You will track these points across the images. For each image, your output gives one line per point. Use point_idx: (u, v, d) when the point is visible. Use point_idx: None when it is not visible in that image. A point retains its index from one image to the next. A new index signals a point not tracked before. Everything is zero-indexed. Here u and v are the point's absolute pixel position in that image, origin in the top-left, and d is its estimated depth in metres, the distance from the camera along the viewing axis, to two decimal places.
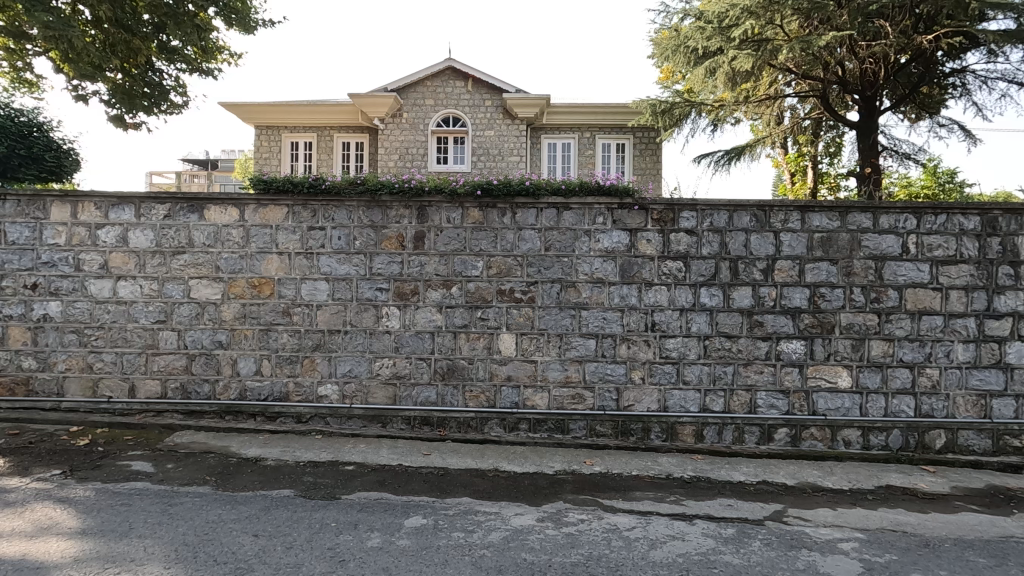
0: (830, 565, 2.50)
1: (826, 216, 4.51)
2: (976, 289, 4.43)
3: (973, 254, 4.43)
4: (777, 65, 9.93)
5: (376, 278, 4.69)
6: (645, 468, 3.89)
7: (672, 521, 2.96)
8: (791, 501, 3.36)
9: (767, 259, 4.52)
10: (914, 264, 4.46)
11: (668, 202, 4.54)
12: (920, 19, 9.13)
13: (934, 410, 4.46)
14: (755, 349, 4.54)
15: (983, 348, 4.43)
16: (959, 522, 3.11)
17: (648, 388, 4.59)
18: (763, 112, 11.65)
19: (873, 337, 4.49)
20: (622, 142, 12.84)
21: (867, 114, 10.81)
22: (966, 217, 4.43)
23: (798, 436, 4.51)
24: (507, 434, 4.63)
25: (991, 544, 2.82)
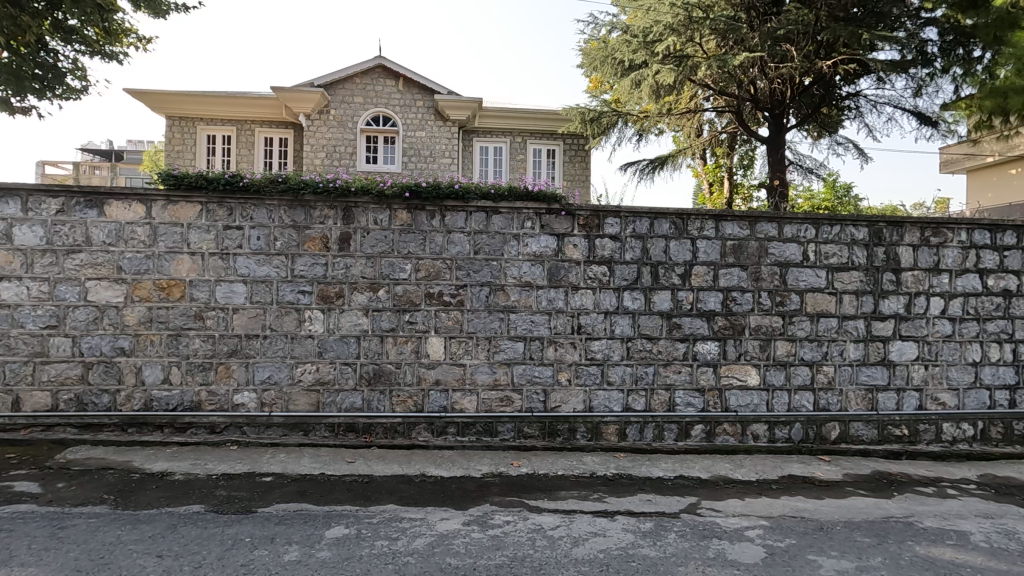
0: (737, 552, 2.66)
1: (737, 224, 4.82)
2: (865, 293, 4.89)
3: (862, 262, 4.89)
4: (696, 80, 10.53)
5: (298, 280, 4.51)
6: (571, 468, 3.98)
7: (595, 519, 3.05)
8: (704, 493, 3.56)
9: (685, 265, 4.77)
10: (813, 270, 4.86)
11: (593, 208, 4.68)
12: (821, 45, 9.98)
13: (830, 405, 4.88)
14: (674, 350, 4.77)
15: (871, 347, 4.90)
16: (849, 506, 3.42)
17: (575, 389, 4.71)
18: (684, 124, 12.28)
19: (778, 337, 4.84)
20: (553, 148, 13.11)
21: (776, 131, 11.65)
22: (856, 228, 4.89)
23: (712, 432, 4.78)
24: (435, 439, 4.59)
25: (874, 524, 3.11)
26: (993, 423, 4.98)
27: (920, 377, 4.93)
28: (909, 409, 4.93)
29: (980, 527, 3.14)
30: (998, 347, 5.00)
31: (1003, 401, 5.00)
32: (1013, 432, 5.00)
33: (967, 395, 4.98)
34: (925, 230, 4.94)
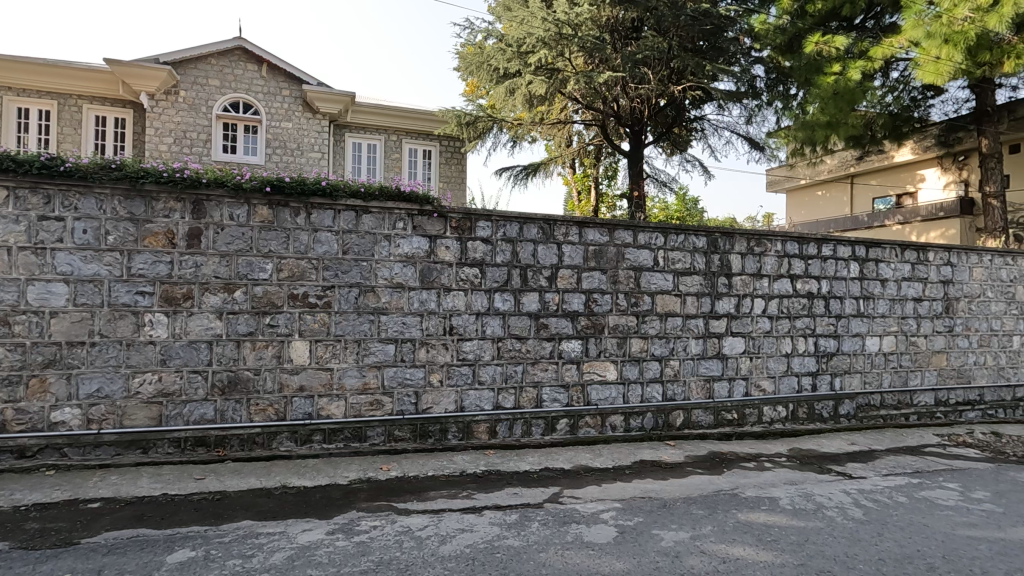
0: (593, 534, 2.87)
1: (598, 231, 5.20)
2: (704, 294, 5.54)
3: (702, 267, 5.53)
4: (565, 92, 11.21)
5: (137, 280, 4.03)
6: (441, 468, 4.01)
7: (462, 516, 3.11)
8: (566, 482, 3.80)
9: (552, 268, 5.04)
10: (662, 273, 5.40)
11: (465, 211, 4.76)
12: (672, 72, 11.06)
13: (676, 395, 5.45)
14: (541, 349, 5.01)
15: (709, 342, 5.56)
16: (688, 484, 3.85)
17: (446, 390, 4.74)
18: (556, 133, 12.97)
19: (633, 335, 5.30)
20: (428, 149, 13.06)
21: (636, 146, 12.67)
22: (697, 238, 5.53)
23: (576, 425, 5.09)
24: (298, 448, 4.35)
25: (707, 498, 3.54)
26: (801, 405, 5.90)
27: (746, 367, 5.69)
28: (737, 395, 5.67)
29: (787, 492, 3.71)
30: (804, 340, 5.94)
31: (807, 386, 5.95)
32: (815, 412, 5.96)
33: (781, 382, 5.84)
34: (750, 240, 5.73)
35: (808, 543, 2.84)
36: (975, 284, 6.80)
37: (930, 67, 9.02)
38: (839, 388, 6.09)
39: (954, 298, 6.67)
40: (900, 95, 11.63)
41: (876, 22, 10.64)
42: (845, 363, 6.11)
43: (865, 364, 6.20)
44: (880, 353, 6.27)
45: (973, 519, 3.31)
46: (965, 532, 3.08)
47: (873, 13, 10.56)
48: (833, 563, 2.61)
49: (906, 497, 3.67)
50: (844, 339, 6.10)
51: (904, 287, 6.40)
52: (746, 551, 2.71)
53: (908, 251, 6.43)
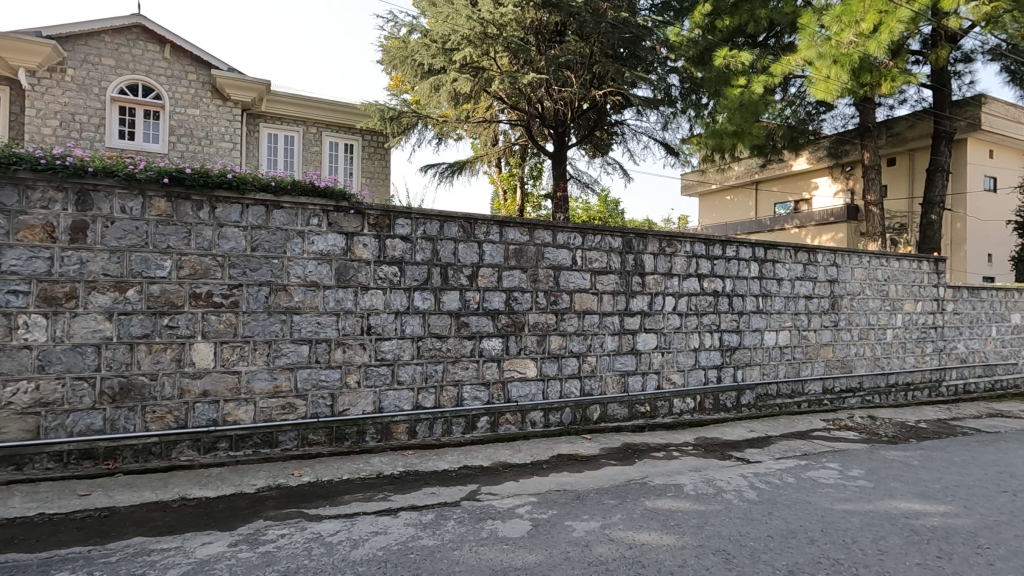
0: (507, 529, 2.92)
1: (518, 231, 5.28)
2: (619, 293, 5.77)
3: (617, 266, 5.77)
4: (490, 91, 11.26)
5: (9, 278, 3.62)
6: (356, 471, 3.91)
7: (377, 518, 3.05)
8: (485, 479, 3.83)
9: (472, 266, 5.05)
10: (580, 273, 5.56)
11: (384, 208, 4.68)
12: (594, 78, 11.39)
13: (593, 390, 5.64)
14: (462, 347, 5.01)
15: (624, 338, 5.80)
16: (602, 476, 4.00)
17: (364, 392, 4.63)
18: (480, 132, 13.30)
19: (552, 333, 5.43)
20: (350, 143, 12.69)
21: (559, 148, 12.98)
22: (613, 238, 5.75)
23: (496, 422, 5.14)
24: (201, 457, 4.09)
25: (618, 488, 3.70)
26: (707, 396, 6.29)
27: (658, 362, 5.99)
28: (650, 389, 5.96)
29: (691, 479, 3.95)
30: (710, 336, 6.34)
31: (713, 378, 6.36)
32: (720, 402, 6.38)
33: (690, 375, 6.20)
34: (662, 241, 6.05)
35: (707, 525, 3.04)
36: (857, 283, 7.55)
37: (822, 84, 9.95)
38: (741, 380, 6.55)
39: (839, 296, 7.37)
40: (797, 109, 12.75)
41: (777, 41, 11.87)
42: (747, 356, 6.59)
43: (764, 357, 6.71)
44: (776, 347, 6.82)
45: (848, 494, 3.68)
46: (841, 507, 3.42)
47: (775, 32, 11.80)
48: (728, 542, 2.81)
49: (794, 478, 4.02)
50: (745, 334, 6.57)
51: (798, 286, 6.98)
52: (652, 536, 2.86)
53: (800, 253, 7.03)
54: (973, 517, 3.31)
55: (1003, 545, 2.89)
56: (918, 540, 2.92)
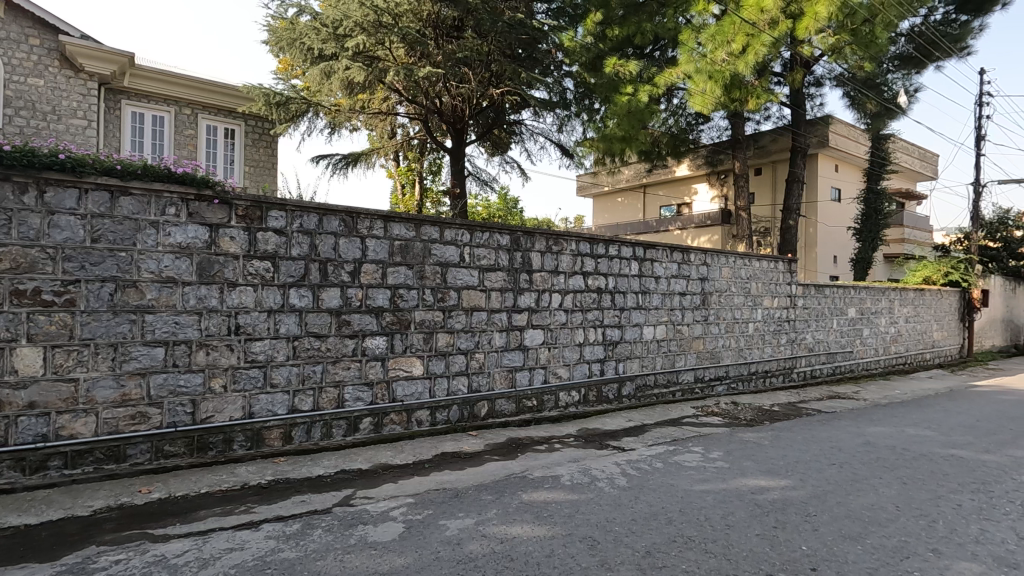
0: (377, 534, 2.83)
1: (404, 226, 5.15)
2: (507, 289, 5.85)
3: (505, 264, 5.84)
4: (386, 82, 10.84)
5: None
6: (218, 483, 3.61)
7: (234, 533, 2.83)
8: (361, 483, 3.70)
9: (355, 263, 4.85)
10: (468, 270, 5.56)
11: (255, 198, 4.35)
12: (491, 76, 11.40)
13: (481, 386, 5.66)
14: (343, 347, 4.80)
15: (512, 335, 5.89)
16: (483, 472, 4.02)
17: (231, 397, 4.28)
18: (377, 123, 13.04)
19: (439, 330, 5.37)
20: (232, 128, 11.77)
21: (458, 144, 12.97)
22: (501, 236, 5.82)
23: (380, 423, 4.99)
24: (28, 479, 3.55)
25: (497, 483, 3.73)
26: (591, 388, 6.57)
27: (545, 357, 6.16)
28: (537, 383, 6.11)
29: (569, 470, 4.09)
30: (594, 331, 6.63)
31: (597, 371, 6.66)
32: (603, 394, 6.70)
33: (575, 369, 6.45)
34: (549, 240, 6.21)
35: (577, 514, 3.15)
36: (724, 281, 8.26)
37: (699, 96, 10.96)
38: (622, 372, 6.93)
39: (709, 293, 8.02)
40: (679, 119, 13.69)
41: (661, 53, 12.80)
42: (627, 350, 6.98)
43: (642, 350, 7.15)
44: (654, 340, 7.28)
45: (707, 475, 4.01)
46: (699, 487, 3.71)
47: (660, 46, 12.75)
48: (595, 529, 2.92)
49: (661, 463, 4.30)
50: (626, 329, 6.96)
51: (673, 283, 7.51)
52: (523, 529, 2.91)
53: (676, 252, 7.55)
54: (806, 488, 3.73)
55: (827, 512, 3.28)
56: (760, 513, 3.23)
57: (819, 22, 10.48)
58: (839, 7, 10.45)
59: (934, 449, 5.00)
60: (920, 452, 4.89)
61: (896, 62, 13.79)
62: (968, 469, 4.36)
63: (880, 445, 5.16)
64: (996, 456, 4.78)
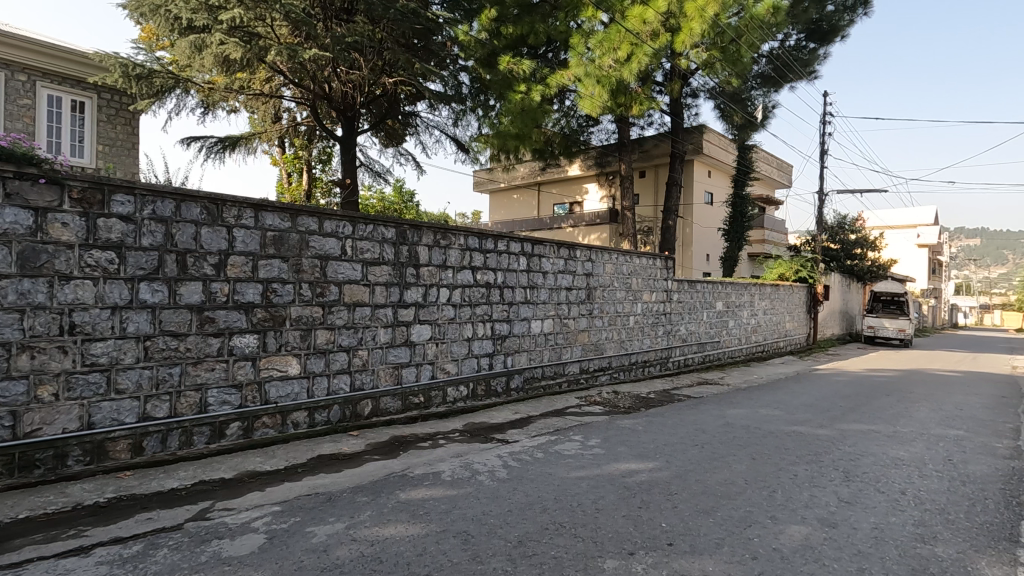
0: (234, 547, 2.61)
1: (277, 216, 4.81)
2: (393, 284, 5.69)
3: (390, 257, 5.67)
4: (267, 62, 9.97)
5: None
6: (45, 505, 3.14)
7: (57, 563, 2.46)
8: (222, 494, 3.40)
9: (220, 254, 4.45)
10: (350, 263, 5.32)
11: (94, 179, 3.82)
12: (382, 66, 10.91)
13: (364, 384, 5.46)
14: (205, 346, 4.38)
15: (397, 330, 5.74)
16: (360, 473, 3.87)
17: (64, 406, 3.74)
18: (259, 105, 12.26)
19: (318, 327, 5.09)
20: (82, 100, 10.32)
21: (349, 133, 12.42)
22: (386, 229, 5.64)
23: (250, 427, 4.63)
24: None
25: (375, 483, 3.61)
26: (479, 382, 6.61)
27: (432, 353, 6.08)
28: (424, 379, 6.02)
29: (450, 465, 4.07)
30: (483, 325, 6.67)
31: (485, 365, 6.71)
32: (491, 388, 6.77)
33: (463, 363, 6.44)
34: (436, 234, 6.13)
35: (454, 509, 3.14)
36: (607, 276, 8.68)
37: (589, 99, 11.64)
38: (510, 365, 7.04)
39: (594, 288, 8.39)
40: (570, 120, 14.18)
41: (554, 55, 13.25)
42: (515, 344, 7.10)
43: (530, 344, 7.31)
44: (541, 334, 7.48)
45: (583, 462, 4.18)
46: (575, 474, 3.86)
47: (553, 47, 13.16)
48: (470, 523, 2.92)
49: (541, 453, 4.42)
50: (514, 323, 7.08)
51: (560, 278, 7.76)
52: (396, 529, 2.84)
53: (563, 249, 7.79)
54: (671, 469, 4.02)
55: (686, 490, 3.55)
56: (628, 495, 3.42)
57: (694, 37, 11.31)
58: (711, 25, 11.31)
59: (780, 427, 5.62)
60: (769, 430, 5.48)
61: (759, 80, 15.30)
62: (806, 443, 4.95)
63: (736, 425, 5.70)
64: (828, 430, 5.48)
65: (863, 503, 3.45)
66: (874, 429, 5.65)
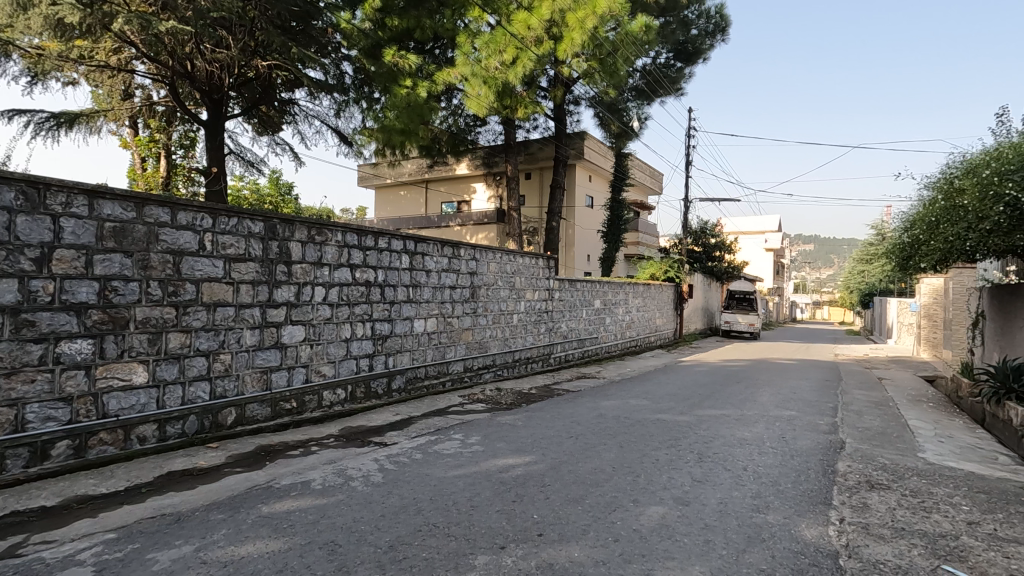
0: None
1: (118, 205, 4.24)
2: (260, 283, 5.29)
3: (258, 254, 5.26)
4: (113, 30, 8.66)
5: None
6: None
7: None
8: (41, 525, 2.93)
9: (42, 247, 3.82)
10: (209, 259, 4.85)
11: None
12: (254, 46, 9.96)
13: (226, 391, 5.01)
14: (23, 354, 3.74)
15: (266, 332, 5.34)
16: (217, 488, 3.55)
17: None
18: (104, 80, 10.76)
19: (170, 329, 4.57)
20: None
21: (215, 117, 11.35)
22: (253, 222, 5.22)
23: (83, 446, 4.04)
24: None
25: (234, 498, 3.33)
26: (358, 384, 6.38)
27: (306, 355, 5.74)
28: (296, 383, 5.67)
29: (322, 472, 3.87)
30: (362, 325, 6.44)
31: (365, 366, 6.49)
32: (371, 390, 6.56)
33: (341, 365, 6.17)
34: (311, 229, 5.80)
35: (322, 519, 2.98)
36: (491, 275, 8.78)
37: (475, 99, 11.87)
38: (391, 365, 6.87)
39: (478, 286, 8.45)
40: (457, 119, 14.17)
41: (441, 52, 13.16)
42: (397, 344, 6.94)
43: (413, 343, 7.19)
44: (424, 333, 7.39)
45: (461, 460, 4.19)
46: (452, 473, 3.86)
47: (439, 45, 13.07)
48: (338, 532, 2.80)
49: (420, 454, 4.36)
50: (396, 322, 6.92)
51: (443, 277, 7.71)
52: (254, 547, 2.63)
53: (446, 247, 7.76)
54: (545, 461, 4.16)
55: (559, 480, 3.69)
56: (503, 490, 3.48)
57: (575, 46, 11.95)
58: (590, 38, 11.90)
59: (647, 416, 6.07)
60: (637, 419, 5.88)
61: (634, 93, 16.35)
62: (668, 429, 5.38)
63: (608, 416, 6.05)
64: (687, 417, 6.01)
65: (712, 481, 3.82)
66: (725, 413, 6.30)
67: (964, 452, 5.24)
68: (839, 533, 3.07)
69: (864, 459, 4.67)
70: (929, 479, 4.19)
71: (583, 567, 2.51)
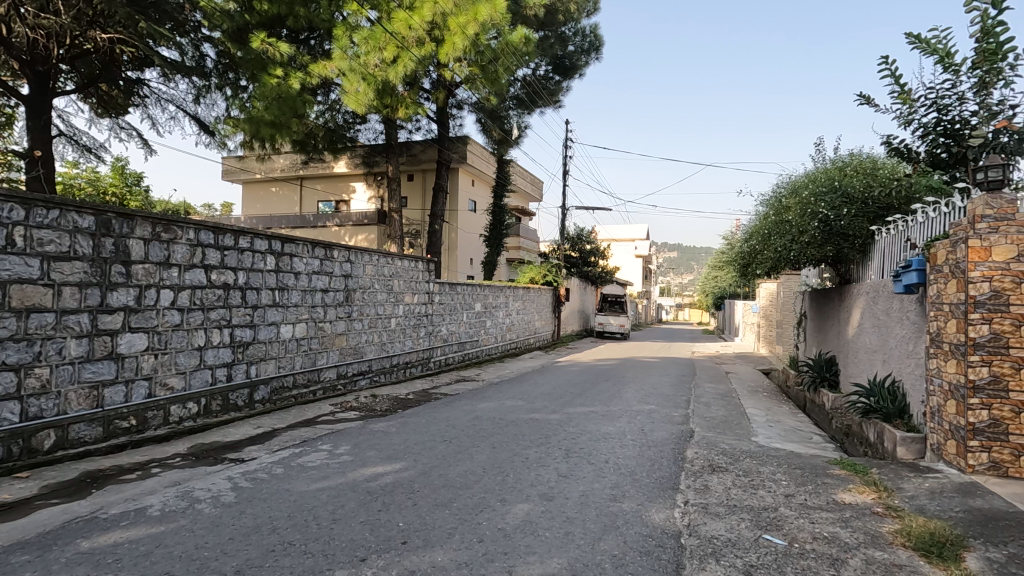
0: None
1: None
2: (90, 285, 4.62)
3: (87, 252, 4.59)
4: None
5: None
6: None
7: None
8: None
9: None
10: (20, 258, 4.14)
11: None
12: (93, 14, 8.69)
13: (43, 411, 4.30)
14: None
15: (96, 341, 4.68)
16: (25, 524, 3.03)
17: None
18: None
19: None
20: None
21: (39, 92, 9.76)
22: (81, 216, 4.55)
23: None
24: None
25: (44, 535, 2.86)
26: (213, 397, 5.83)
27: (148, 366, 5.12)
28: (136, 399, 5.04)
29: (162, 497, 3.48)
30: (219, 331, 5.90)
31: (221, 377, 5.95)
32: (229, 402, 6.03)
33: (192, 376, 5.59)
34: (156, 226, 5.19)
35: (157, 549, 2.67)
36: (366, 278, 8.49)
37: (354, 96, 11.52)
38: (253, 375, 6.37)
39: (352, 290, 8.13)
40: (334, 115, 13.55)
41: (317, 43, 12.50)
42: (260, 351, 6.45)
43: (279, 350, 6.74)
44: (292, 339, 6.95)
45: (326, 472, 3.99)
46: (315, 486, 3.66)
47: (316, 36, 12.43)
48: (176, 562, 2.53)
49: (280, 469, 4.08)
50: (259, 328, 6.44)
51: (314, 279, 7.32)
52: None
53: (317, 248, 7.36)
54: (416, 467, 4.10)
55: (428, 486, 3.66)
56: (368, 500, 3.37)
57: (457, 51, 12.01)
58: (472, 43, 12.04)
59: (520, 416, 6.23)
60: (511, 419, 6.01)
61: (515, 103, 16.77)
62: (539, 428, 5.57)
63: (483, 418, 6.12)
64: (558, 415, 6.26)
65: (576, 475, 4.02)
66: (592, 410, 6.67)
67: (787, 434, 6.03)
68: (682, 514, 3.38)
69: (709, 446, 5.19)
70: (758, 460, 4.77)
71: (445, 571, 2.50)
